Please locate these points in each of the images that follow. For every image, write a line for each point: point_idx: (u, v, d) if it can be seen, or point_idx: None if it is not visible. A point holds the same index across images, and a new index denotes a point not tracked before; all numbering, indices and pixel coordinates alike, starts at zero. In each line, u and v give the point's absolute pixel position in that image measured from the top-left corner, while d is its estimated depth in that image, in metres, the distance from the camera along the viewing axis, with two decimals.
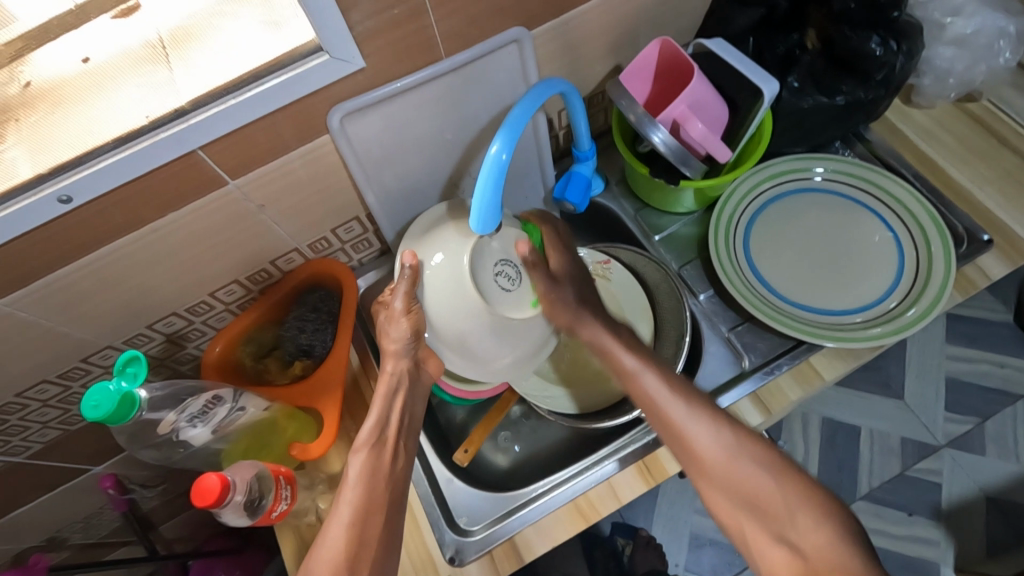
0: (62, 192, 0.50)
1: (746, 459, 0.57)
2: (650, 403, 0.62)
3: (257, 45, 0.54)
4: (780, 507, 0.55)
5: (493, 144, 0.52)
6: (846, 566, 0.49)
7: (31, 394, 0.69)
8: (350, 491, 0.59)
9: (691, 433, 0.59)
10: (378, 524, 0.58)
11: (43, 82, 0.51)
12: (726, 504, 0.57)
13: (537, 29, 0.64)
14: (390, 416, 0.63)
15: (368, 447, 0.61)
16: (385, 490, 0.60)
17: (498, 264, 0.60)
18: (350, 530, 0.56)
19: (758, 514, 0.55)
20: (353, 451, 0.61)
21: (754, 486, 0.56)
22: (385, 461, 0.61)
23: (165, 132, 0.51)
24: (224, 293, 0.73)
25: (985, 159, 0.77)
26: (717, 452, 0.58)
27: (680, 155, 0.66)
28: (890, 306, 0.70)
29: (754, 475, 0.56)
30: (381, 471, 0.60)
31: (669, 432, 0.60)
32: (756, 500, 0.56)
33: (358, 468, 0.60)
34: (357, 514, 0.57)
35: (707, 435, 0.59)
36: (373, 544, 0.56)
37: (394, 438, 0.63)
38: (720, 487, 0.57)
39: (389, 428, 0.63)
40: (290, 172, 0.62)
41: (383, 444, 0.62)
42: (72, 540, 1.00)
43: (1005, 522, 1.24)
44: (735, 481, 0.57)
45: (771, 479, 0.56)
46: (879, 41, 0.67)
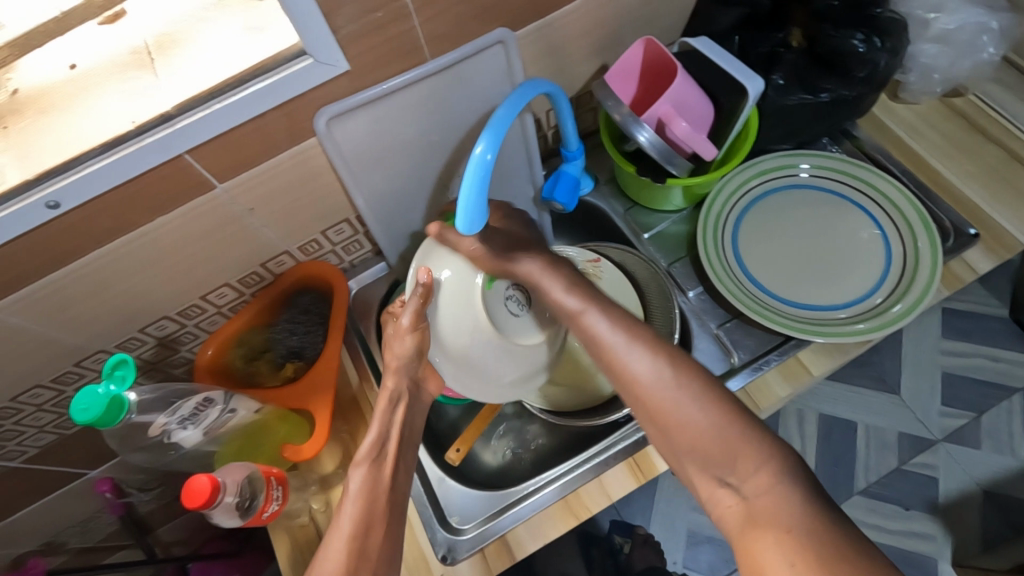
0: (50, 199, 0.50)
1: (684, 400, 0.52)
2: (593, 340, 0.58)
3: (242, 50, 0.54)
4: (719, 444, 0.50)
5: (478, 145, 0.53)
6: (789, 512, 0.44)
7: (24, 399, 0.70)
8: (351, 504, 0.55)
9: (634, 371, 0.55)
10: (377, 543, 0.53)
11: (30, 88, 0.54)
12: (666, 443, 0.52)
13: (521, 30, 0.65)
14: (390, 429, 0.61)
15: (367, 462, 0.58)
16: (385, 507, 0.56)
17: (507, 293, 0.68)
18: (349, 547, 0.52)
19: (699, 456, 0.50)
20: (353, 466, 0.58)
21: (693, 423, 0.51)
22: (386, 478, 0.57)
23: (151, 137, 0.51)
24: (216, 296, 0.74)
25: (973, 155, 0.78)
26: (662, 400, 0.53)
27: (665, 154, 0.67)
28: (876, 302, 0.70)
29: (697, 415, 0.51)
30: (381, 488, 0.56)
31: (614, 372, 0.56)
32: (698, 447, 0.50)
33: (358, 483, 0.56)
34: (356, 530, 0.53)
35: (652, 381, 0.54)
36: (373, 561, 0.52)
37: (395, 453, 0.59)
38: (661, 429, 0.53)
39: (390, 443, 0.60)
40: (278, 175, 0.63)
41: (382, 460, 0.59)
42: (69, 545, 1.01)
43: (1001, 515, 1.24)
44: (674, 425, 0.51)
45: (709, 420, 0.50)
46: (862, 38, 0.67)
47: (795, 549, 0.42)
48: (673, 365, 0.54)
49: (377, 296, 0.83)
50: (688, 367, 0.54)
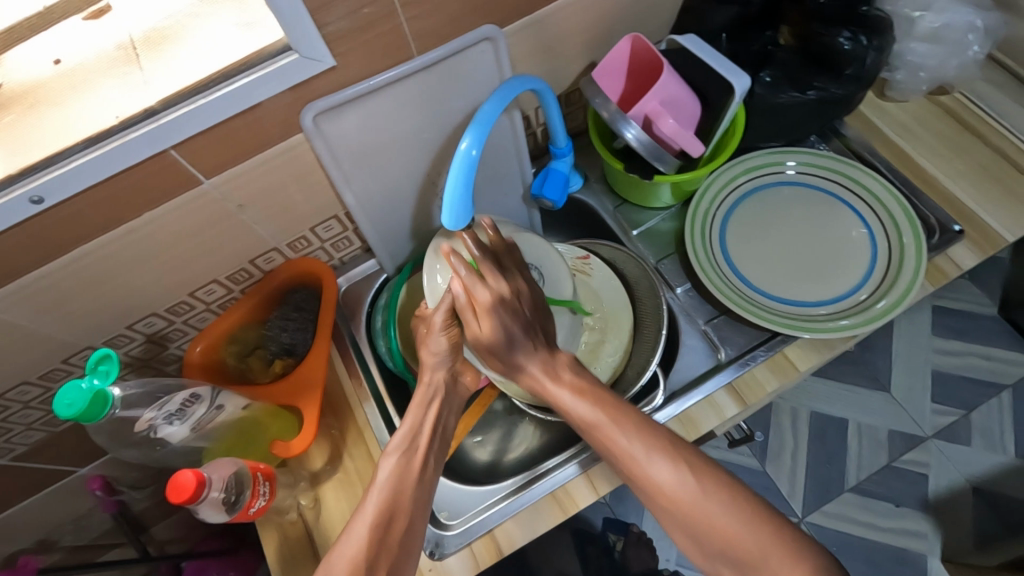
0: (33, 193, 0.50)
1: (715, 511, 0.53)
2: (608, 447, 0.58)
3: (227, 46, 0.54)
4: (752, 549, 0.51)
5: (463, 142, 0.54)
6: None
7: (12, 396, 0.70)
8: (378, 492, 0.58)
9: (655, 480, 0.56)
10: (399, 533, 0.56)
11: (16, 85, 0.53)
12: (701, 547, 0.54)
13: (510, 27, 0.65)
14: (425, 424, 0.63)
15: (398, 453, 0.61)
16: (410, 498, 0.58)
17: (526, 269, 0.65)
18: (371, 532, 0.55)
19: (735, 562, 0.52)
20: (382, 456, 0.61)
21: (725, 531, 0.52)
22: (416, 467, 0.60)
23: (137, 132, 0.51)
24: (205, 293, 0.73)
25: (960, 152, 0.78)
26: (692, 511, 0.54)
27: (653, 151, 0.67)
28: (860, 298, 0.71)
29: (724, 522, 0.52)
30: (409, 477, 0.59)
31: (636, 482, 0.57)
32: (728, 547, 0.52)
33: (388, 472, 0.59)
34: (379, 519, 0.56)
35: (678, 488, 0.55)
36: (393, 550, 0.55)
37: (426, 445, 0.62)
38: (691, 533, 0.54)
39: (423, 435, 0.63)
40: (267, 172, 0.63)
41: (416, 449, 0.62)
42: (62, 543, 1.01)
43: (992, 512, 1.25)
44: (704, 529, 0.53)
45: (743, 523, 0.52)
46: (848, 36, 0.68)
47: None
48: (694, 475, 0.55)
49: (367, 291, 0.84)
50: (705, 472, 0.55)
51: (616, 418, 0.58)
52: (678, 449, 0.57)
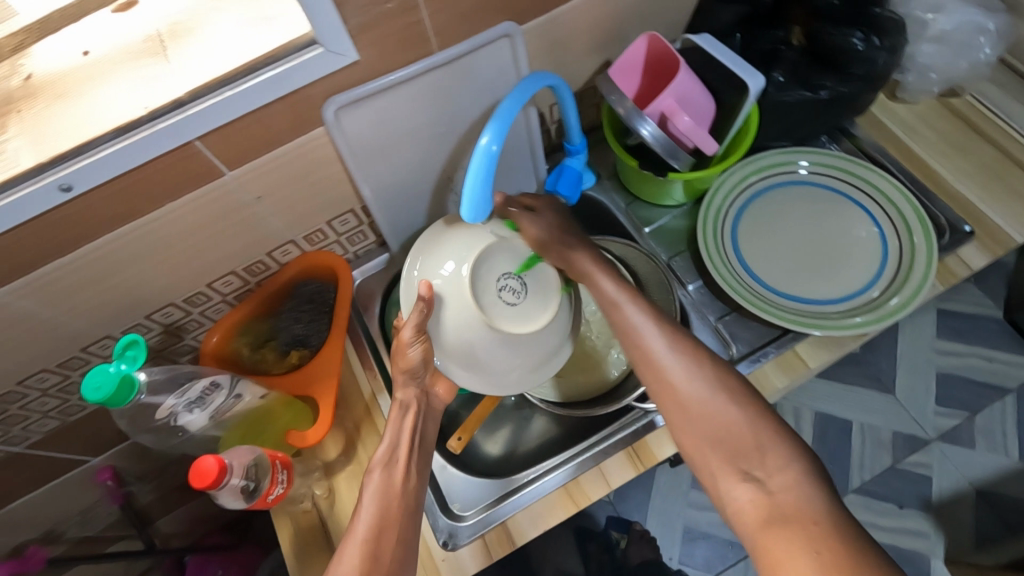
0: (63, 181, 0.51)
1: (725, 411, 0.56)
2: (629, 333, 0.62)
3: (253, 38, 0.55)
4: (748, 443, 0.54)
5: (484, 136, 0.54)
6: (813, 509, 0.49)
7: (31, 383, 0.70)
8: (364, 507, 0.59)
9: (671, 375, 0.59)
10: (392, 541, 0.57)
11: (44, 74, 0.55)
12: (694, 435, 0.56)
13: (527, 24, 0.66)
14: (400, 439, 0.65)
15: (380, 468, 0.62)
16: (398, 509, 0.60)
17: (501, 278, 0.62)
18: (363, 549, 0.56)
19: (727, 449, 0.55)
20: (368, 472, 0.62)
21: (727, 424, 0.55)
22: (398, 480, 0.62)
23: (164, 122, 0.52)
24: (222, 285, 0.75)
25: (969, 154, 0.79)
26: (700, 405, 0.57)
27: (668, 149, 0.67)
28: (873, 295, 0.71)
29: (728, 415, 0.56)
30: (393, 490, 0.61)
31: (651, 374, 0.60)
32: (725, 440, 0.55)
33: (372, 487, 0.61)
34: (371, 531, 0.57)
35: (691, 385, 0.58)
36: (387, 560, 0.56)
37: (406, 457, 0.64)
38: (696, 429, 0.56)
39: (400, 448, 0.64)
40: (287, 164, 0.64)
41: (396, 463, 0.63)
42: (68, 534, 1.01)
43: (993, 513, 1.26)
44: (707, 419, 0.56)
45: (745, 417, 0.55)
46: (861, 37, 0.68)
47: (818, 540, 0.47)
48: (711, 377, 0.58)
49: (380, 288, 0.84)
50: (723, 375, 0.58)
51: (645, 320, 0.62)
52: (700, 352, 0.60)
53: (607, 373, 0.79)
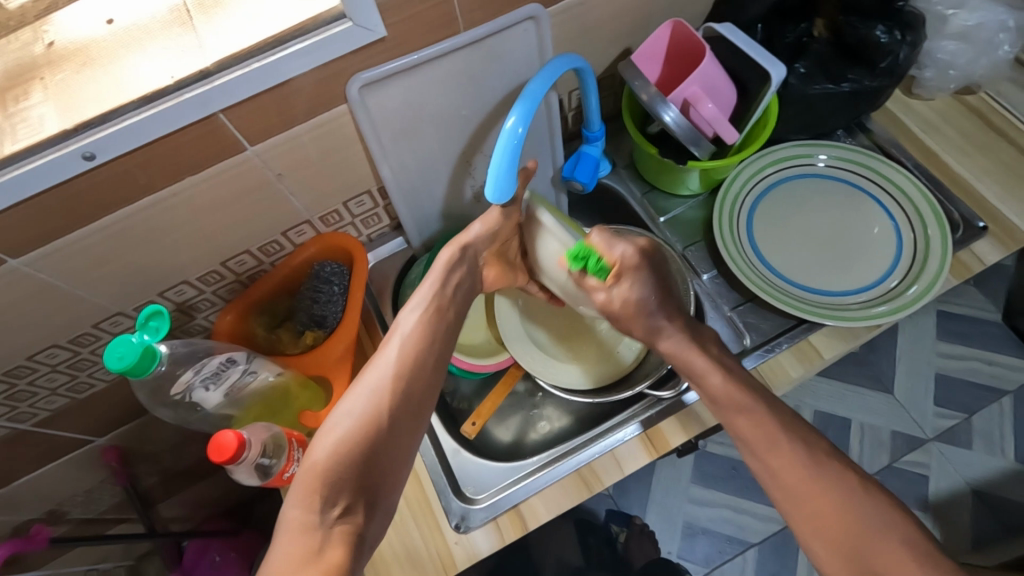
0: (86, 149, 0.51)
1: (889, 540, 0.50)
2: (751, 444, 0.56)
3: (284, 10, 0.55)
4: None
5: (511, 118, 0.54)
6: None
7: (41, 358, 0.70)
8: (399, 343, 0.60)
9: (815, 484, 0.53)
10: (420, 384, 0.59)
11: (67, 42, 0.55)
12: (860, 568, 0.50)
13: (555, 7, 0.66)
14: (447, 286, 0.66)
15: (422, 311, 0.63)
16: (429, 355, 0.61)
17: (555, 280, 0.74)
18: (393, 384, 0.57)
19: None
20: (406, 312, 0.63)
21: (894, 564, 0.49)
22: (436, 329, 0.63)
23: (190, 93, 0.52)
24: (236, 263, 0.74)
25: (983, 151, 0.80)
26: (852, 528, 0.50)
27: (689, 136, 0.68)
28: (891, 286, 0.72)
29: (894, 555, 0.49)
30: (430, 333, 0.62)
31: (791, 489, 0.53)
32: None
33: (410, 326, 0.62)
34: (400, 371, 0.58)
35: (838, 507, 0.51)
36: (412, 400, 0.58)
37: (448, 305, 0.66)
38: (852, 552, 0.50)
39: (445, 296, 0.66)
40: (309, 142, 0.63)
41: (439, 310, 0.65)
42: (71, 515, 1.00)
43: (991, 515, 1.26)
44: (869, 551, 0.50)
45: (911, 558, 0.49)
46: (884, 30, 0.69)
47: None
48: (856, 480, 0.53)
49: (394, 272, 0.84)
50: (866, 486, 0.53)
51: (744, 407, 0.57)
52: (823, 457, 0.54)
53: (624, 355, 0.79)
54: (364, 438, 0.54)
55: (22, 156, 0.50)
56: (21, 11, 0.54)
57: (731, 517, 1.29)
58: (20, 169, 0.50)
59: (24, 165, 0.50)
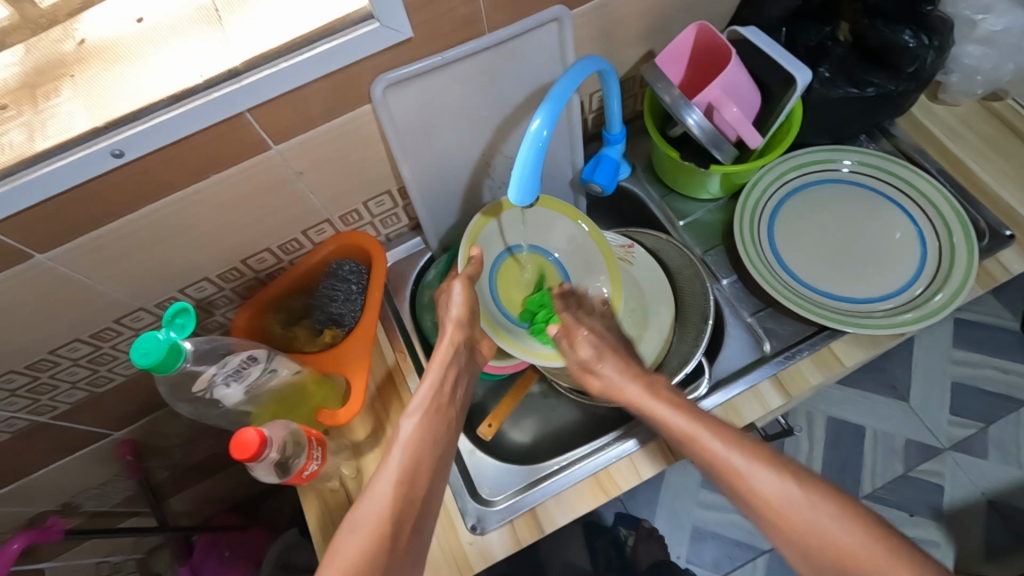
0: (115, 147, 0.51)
1: (816, 519, 0.50)
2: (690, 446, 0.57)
3: (311, 10, 0.55)
4: (862, 561, 0.47)
5: (535, 121, 0.53)
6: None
7: (62, 352, 0.70)
8: (400, 449, 0.58)
9: (756, 490, 0.53)
10: (422, 488, 0.56)
11: (97, 40, 0.53)
12: (804, 556, 0.50)
13: (579, 9, 0.65)
14: (445, 383, 0.64)
15: (421, 413, 0.62)
16: (430, 457, 0.59)
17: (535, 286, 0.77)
18: (396, 490, 0.55)
19: (839, 575, 0.48)
20: (406, 415, 0.61)
21: (833, 541, 0.49)
22: (437, 429, 0.61)
23: (219, 92, 0.52)
24: (255, 261, 0.74)
25: (1007, 157, 0.79)
26: (791, 511, 0.51)
27: (712, 138, 0.67)
28: (916, 293, 0.71)
29: (825, 526, 0.49)
30: (431, 436, 0.60)
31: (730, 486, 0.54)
32: (834, 557, 0.48)
33: (410, 431, 0.60)
34: (403, 477, 0.56)
35: (772, 490, 0.52)
36: (417, 506, 0.55)
37: (446, 407, 0.64)
38: (794, 546, 0.51)
39: (443, 397, 0.64)
40: (330, 142, 0.63)
41: (439, 410, 0.63)
42: (85, 507, 1.01)
43: (1005, 526, 1.24)
44: (808, 533, 0.50)
45: (840, 528, 0.49)
46: (911, 34, 0.68)
47: None
48: (778, 472, 0.53)
49: (411, 271, 0.85)
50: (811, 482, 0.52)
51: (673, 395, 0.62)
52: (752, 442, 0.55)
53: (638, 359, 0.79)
54: (370, 554, 0.50)
55: (51, 153, 0.51)
56: (55, 9, 0.50)
57: (740, 522, 1.28)
58: (49, 165, 0.51)
59: (53, 162, 0.51)
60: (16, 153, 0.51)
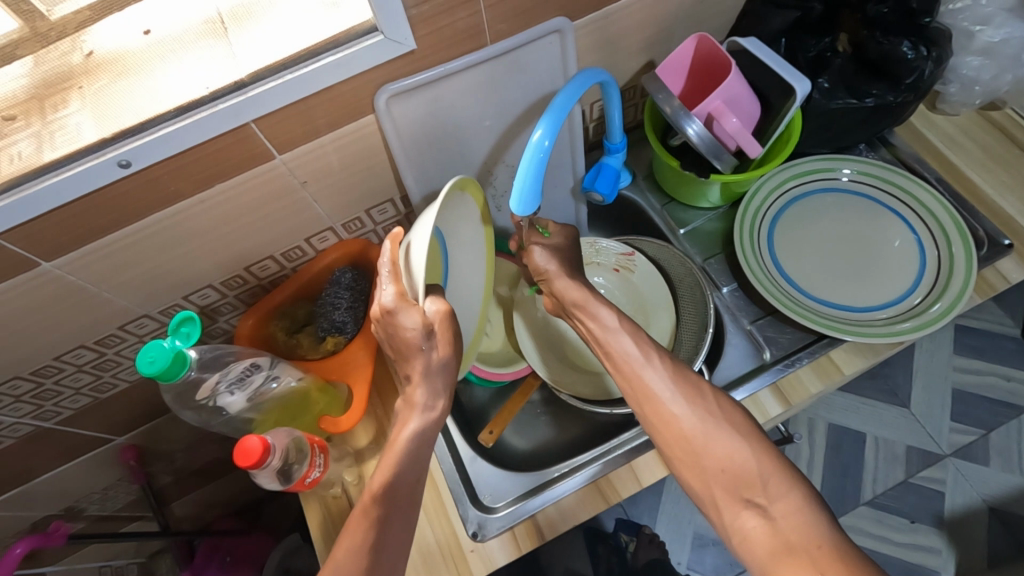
0: (122, 157, 0.52)
1: (719, 433, 0.55)
2: (626, 372, 0.60)
3: (319, 21, 0.56)
4: (752, 474, 0.52)
5: (537, 131, 0.54)
6: (817, 532, 0.48)
7: (67, 359, 0.71)
8: (368, 522, 0.54)
9: (671, 408, 0.57)
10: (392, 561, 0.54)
11: (107, 52, 0.54)
12: (701, 473, 0.54)
13: (580, 20, 0.66)
14: (416, 440, 0.58)
15: (392, 484, 0.56)
16: (401, 527, 0.55)
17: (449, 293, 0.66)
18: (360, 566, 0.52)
19: (728, 483, 0.53)
20: (373, 486, 0.56)
21: (730, 458, 0.53)
22: (404, 495, 0.56)
23: (224, 103, 0.53)
24: (259, 268, 0.75)
25: (1006, 167, 0.79)
26: (702, 433, 0.55)
27: (712, 149, 0.68)
28: (914, 302, 0.71)
29: (728, 444, 0.54)
30: (403, 504, 0.56)
31: (651, 410, 0.58)
32: (729, 471, 0.53)
33: (380, 507, 0.55)
34: (371, 550, 0.53)
35: (687, 415, 0.56)
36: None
37: (417, 463, 0.58)
38: (696, 461, 0.55)
39: (412, 456, 0.58)
40: (333, 152, 0.64)
41: (414, 473, 0.57)
42: (88, 511, 1.01)
43: (1009, 534, 1.24)
44: (709, 451, 0.54)
45: (745, 446, 0.54)
46: (910, 46, 0.68)
47: (830, 560, 0.46)
48: (698, 399, 0.57)
49: None
50: (719, 407, 0.57)
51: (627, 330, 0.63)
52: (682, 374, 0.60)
53: None
54: None
55: (58, 163, 0.51)
56: (63, 22, 0.51)
57: None
58: (56, 175, 0.51)
59: (60, 172, 0.51)
60: (25, 164, 0.51)
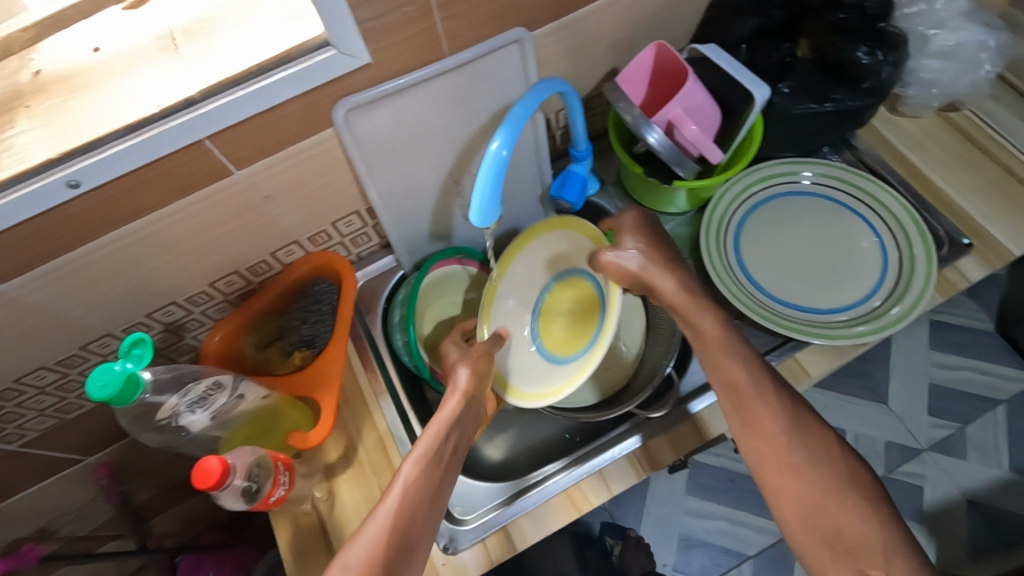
0: (71, 178, 0.51)
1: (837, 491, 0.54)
2: (742, 402, 0.59)
3: (275, 36, 0.56)
4: (863, 540, 0.52)
5: (495, 141, 0.54)
6: None
7: (28, 380, 0.69)
8: (393, 498, 0.57)
9: (784, 448, 0.57)
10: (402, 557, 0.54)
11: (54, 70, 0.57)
12: (804, 523, 0.54)
13: (541, 29, 0.66)
14: (449, 438, 0.62)
15: (424, 461, 0.59)
16: (422, 510, 0.57)
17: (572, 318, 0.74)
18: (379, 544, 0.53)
19: (833, 541, 0.53)
20: (406, 460, 0.59)
21: (841, 520, 0.53)
22: (435, 478, 0.59)
23: (176, 120, 0.52)
24: (224, 284, 0.74)
25: (967, 167, 0.80)
26: (814, 483, 0.55)
27: (674, 156, 0.69)
28: (875, 304, 0.72)
29: (845, 505, 0.53)
30: (429, 487, 0.58)
31: (760, 442, 0.58)
32: (840, 531, 0.53)
33: (408, 478, 0.58)
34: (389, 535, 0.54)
35: (801, 460, 0.56)
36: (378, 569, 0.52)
37: (448, 458, 0.61)
38: (802, 510, 0.54)
39: (446, 447, 0.61)
40: (294, 166, 0.63)
41: (440, 460, 0.60)
42: (62, 533, 0.99)
43: (987, 526, 1.25)
44: (817, 505, 0.54)
45: (859, 510, 0.53)
46: (866, 51, 0.70)
47: None
48: (812, 446, 0.56)
49: (383, 289, 0.85)
50: (833, 457, 0.56)
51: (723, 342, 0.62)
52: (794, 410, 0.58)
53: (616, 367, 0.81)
54: None
55: (7, 184, 0.51)
56: (7, 41, 0.57)
57: (727, 529, 1.28)
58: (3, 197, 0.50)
59: (8, 193, 0.50)
60: None
